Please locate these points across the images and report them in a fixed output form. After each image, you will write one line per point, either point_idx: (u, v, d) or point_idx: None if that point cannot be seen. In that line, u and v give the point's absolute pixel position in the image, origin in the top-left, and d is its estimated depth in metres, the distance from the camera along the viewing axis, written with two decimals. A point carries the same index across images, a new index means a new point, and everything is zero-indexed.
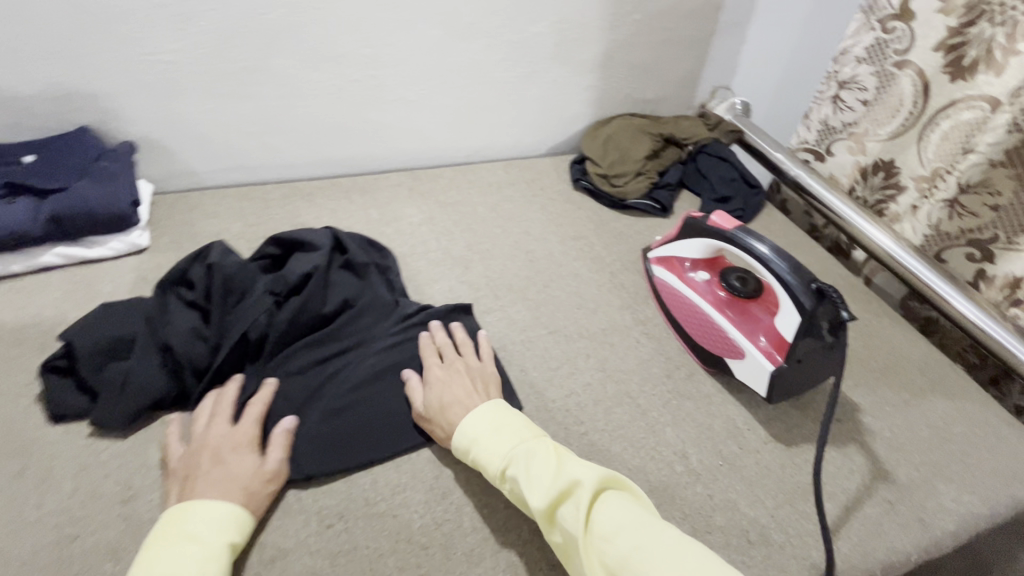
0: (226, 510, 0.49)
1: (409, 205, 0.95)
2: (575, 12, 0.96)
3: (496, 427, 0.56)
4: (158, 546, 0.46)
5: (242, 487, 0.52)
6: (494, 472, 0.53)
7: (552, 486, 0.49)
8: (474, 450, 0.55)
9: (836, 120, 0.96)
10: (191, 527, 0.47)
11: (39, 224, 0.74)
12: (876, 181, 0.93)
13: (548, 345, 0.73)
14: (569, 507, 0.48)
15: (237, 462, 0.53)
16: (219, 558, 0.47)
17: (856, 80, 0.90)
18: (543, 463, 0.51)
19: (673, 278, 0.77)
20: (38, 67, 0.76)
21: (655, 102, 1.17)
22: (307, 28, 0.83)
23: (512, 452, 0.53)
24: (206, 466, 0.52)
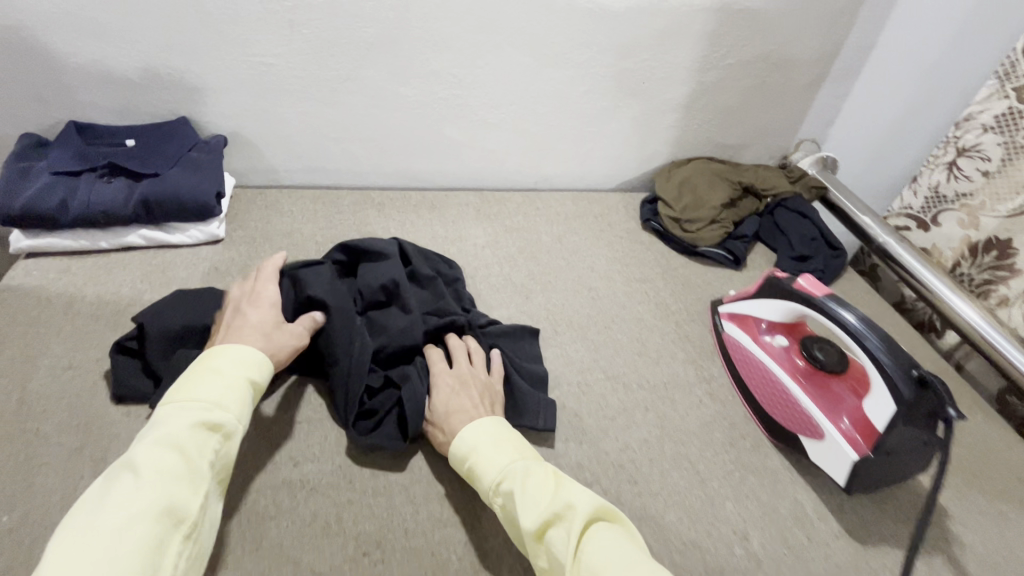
0: (249, 353, 0.55)
1: (474, 225, 0.95)
2: (667, 51, 0.94)
3: (492, 443, 0.55)
4: (190, 376, 0.52)
5: (261, 336, 0.58)
6: (488, 486, 0.52)
7: (547, 508, 0.48)
8: (471, 460, 0.54)
9: (948, 189, 0.90)
10: (215, 363, 0.53)
11: (130, 206, 0.77)
12: (986, 261, 0.87)
13: (605, 392, 0.70)
14: (559, 532, 0.47)
15: (258, 315, 0.61)
16: (238, 390, 0.53)
17: (979, 149, 0.84)
18: (540, 485, 0.50)
19: (746, 339, 0.72)
20: (152, 57, 0.80)
21: (737, 148, 1.13)
22: (403, 44, 0.84)
23: (509, 467, 0.52)
24: (231, 317, 0.60)
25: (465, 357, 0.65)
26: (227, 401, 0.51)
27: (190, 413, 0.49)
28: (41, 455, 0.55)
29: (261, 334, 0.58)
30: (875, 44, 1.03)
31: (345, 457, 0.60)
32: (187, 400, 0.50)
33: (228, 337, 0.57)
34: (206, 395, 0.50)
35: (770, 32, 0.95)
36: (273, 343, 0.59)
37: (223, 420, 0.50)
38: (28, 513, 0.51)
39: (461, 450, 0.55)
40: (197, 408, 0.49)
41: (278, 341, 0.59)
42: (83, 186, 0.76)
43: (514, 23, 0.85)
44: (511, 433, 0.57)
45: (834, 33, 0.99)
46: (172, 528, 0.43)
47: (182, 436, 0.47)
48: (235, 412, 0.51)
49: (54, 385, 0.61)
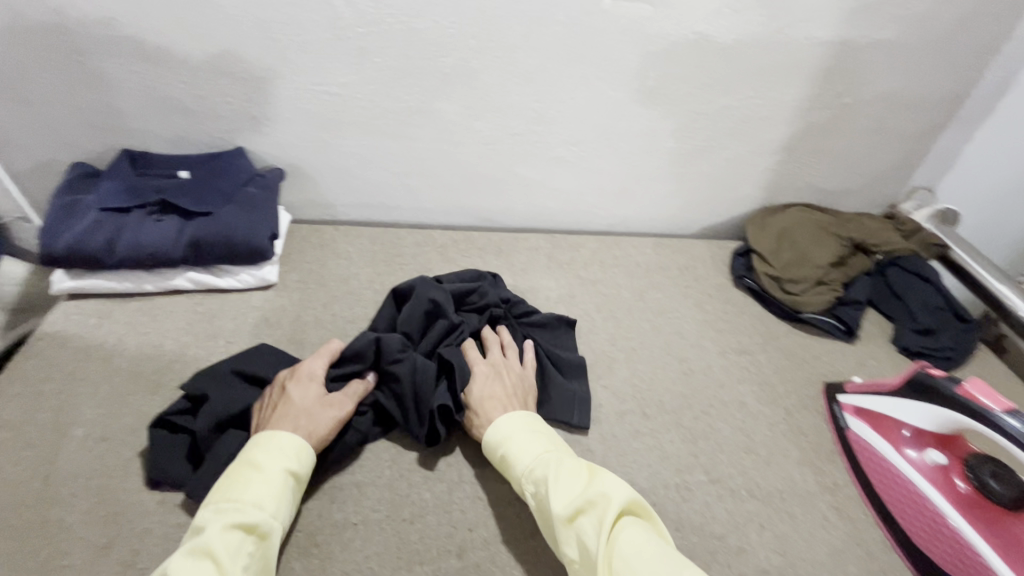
0: (286, 439, 0.50)
1: (547, 276, 0.84)
2: (775, 87, 0.82)
3: (525, 433, 0.54)
4: (227, 473, 0.48)
5: (297, 416, 0.53)
6: (520, 473, 0.52)
7: (578, 495, 0.47)
8: (505, 448, 0.54)
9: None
10: (253, 455, 0.49)
11: (179, 248, 0.71)
12: None
13: (710, 500, 0.59)
14: (588, 520, 0.45)
15: (301, 392, 0.55)
16: (276, 483, 0.48)
17: None
18: (572, 472, 0.49)
19: (885, 445, 0.61)
20: (210, 85, 0.74)
21: (839, 195, 1.00)
22: (480, 75, 0.76)
23: (543, 455, 0.51)
24: (274, 399, 0.55)
25: (498, 348, 0.65)
26: (264, 498, 0.46)
27: (222, 515, 0.44)
28: (65, 556, 0.48)
29: (297, 412, 0.53)
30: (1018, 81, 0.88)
31: (408, 573, 0.51)
32: (220, 499, 0.45)
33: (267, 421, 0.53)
34: (241, 494, 0.46)
35: (896, 68, 0.83)
36: (311, 421, 0.53)
37: (258, 520, 0.45)
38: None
39: (496, 437, 0.55)
40: (231, 510, 0.44)
41: (318, 417, 0.54)
42: (132, 224, 0.70)
43: (607, 55, 0.75)
44: (545, 429, 0.56)
45: (970, 71, 0.85)
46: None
47: (213, 545, 0.42)
48: (272, 509, 0.46)
49: (85, 462, 0.54)
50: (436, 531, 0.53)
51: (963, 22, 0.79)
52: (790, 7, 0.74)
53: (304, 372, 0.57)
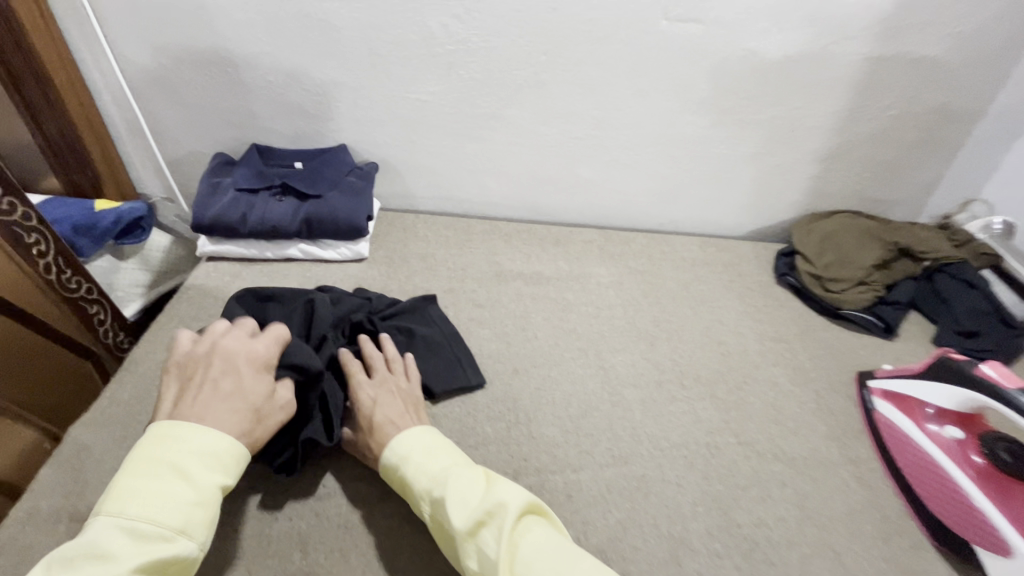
0: (226, 451, 0.47)
1: (599, 264, 0.94)
2: (819, 99, 0.89)
3: (422, 449, 0.55)
4: (140, 482, 0.43)
5: (246, 413, 0.50)
6: (420, 492, 0.52)
7: (477, 508, 0.48)
8: (403, 467, 0.54)
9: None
10: (182, 464, 0.45)
11: (294, 223, 0.86)
12: None
13: (737, 458, 0.66)
14: (490, 533, 0.47)
15: (251, 380, 0.53)
16: (207, 505, 0.45)
17: None
18: (469, 484, 0.51)
19: (907, 422, 0.65)
20: (326, 93, 0.90)
21: (889, 204, 1.03)
22: (549, 86, 0.87)
23: (441, 471, 0.52)
24: (218, 374, 0.51)
25: (383, 364, 0.66)
26: (194, 524, 0.43)
27: (145, 544, 0.41)
28: None
29: (243, 408, 0.50)
30: None
31: None
32: (140, 523, 0.41)
33: (207, 403, 0.49)
34: (169, 516, 0.42)
35: (944, 82, 0.87)
36: (262, 425, 0.52)
37: (185, 552, 0.42)
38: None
39: (391, 456, 0.55)
40: (154, 537, 0.41)
41: (267, 420, 0.52)
42: (259, 203, 0.87)
43: (662, 69, 0.85)
44: (444, 441, 0.57)
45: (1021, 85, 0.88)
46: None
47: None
48: (199, 536, 0.44)
49: None
50: (495, 457, 0.64)
51: (1012, 38, 0.83)
52: (833, 27, 0.81)
53: (257, 361, 0.54)
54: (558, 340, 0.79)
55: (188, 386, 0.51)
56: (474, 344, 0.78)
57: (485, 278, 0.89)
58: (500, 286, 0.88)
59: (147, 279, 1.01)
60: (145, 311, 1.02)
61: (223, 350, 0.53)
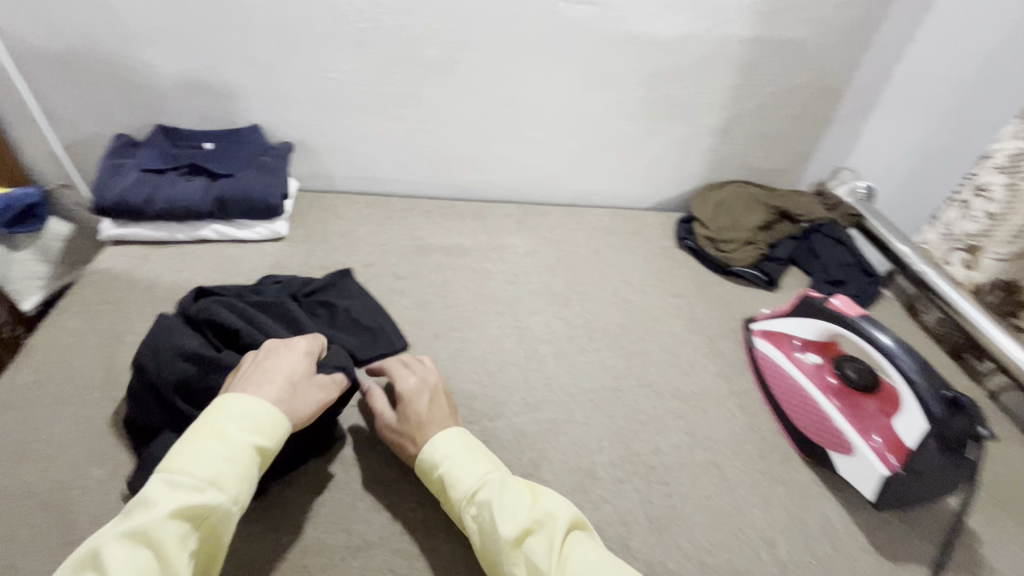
0: (261, 412, 0.49)
1: (516, 236, 0.99)
2: (708, 77, 0.98)
3: (462, 450, 0.56)
4: (184, 440, 0.46)
5: (285, 389, 0.52)
6: (459, 493, 0.53)
7: (526, 517, 0.50)
8: (444, 468, 0.54)
9: (959, 228, 0.89)
10: (215, 425, 0.47)
11: (206, 203, 0.85)
12: (993, 299, 0.88)
13: (638, 398, 0.73)
14: (539, 541, 0.48)
15: (292, 361, 0.56)
16: (240, 462, 0.46)
17: (987, 186, 0.84)
18: (517, 493, 0.52)
19: (778, 354, 0.75)
20: (233, 71, 0.89)
21: (774, 174, 1.15)
22: (460, 64, 0.91)
23: (486, 477, 0.53)
24: (262, 357, 0.56)
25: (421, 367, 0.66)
26: (225, 477, 0.45)
27: (179, 492, 0.43)
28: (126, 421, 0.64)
29: (283, 385, 0.53)
30: (895, 73, 1.02)
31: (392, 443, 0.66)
32: (177, 474, 0.44)
33: (252, 380, 0.52)
34: (201, 469, 0.44)
35: (811, 62, 0.98)
36: (298, 398, 0.53)
37: (213, 503, 0.44)
38: (122, 477, 0.59)
39: (429, 456, 0.56)
40: (187, 487, 0.43)
41: (306, 396, 0.54)
42: (167, 183, 0.85)
43: (564, 48, 0.91)
44: (483, 447, 0.58)
45: (873, 66, 1.00)
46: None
47: (158, 527, 0.41)
48: (232, 491, 0.45)
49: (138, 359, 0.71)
50: None
51: (863, 23, 0.95)
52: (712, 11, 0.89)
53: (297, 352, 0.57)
54: (477, 306, 0.84)
55: (237, 371, 0.55)
56: (396, 313, 0.81)
57: (406, 252, 0.92)
58: (420, 259, 0.91)
59: (46, 270, 0.96)
60: (46, 304, 0.97)
61: (270, 343, 0.58)
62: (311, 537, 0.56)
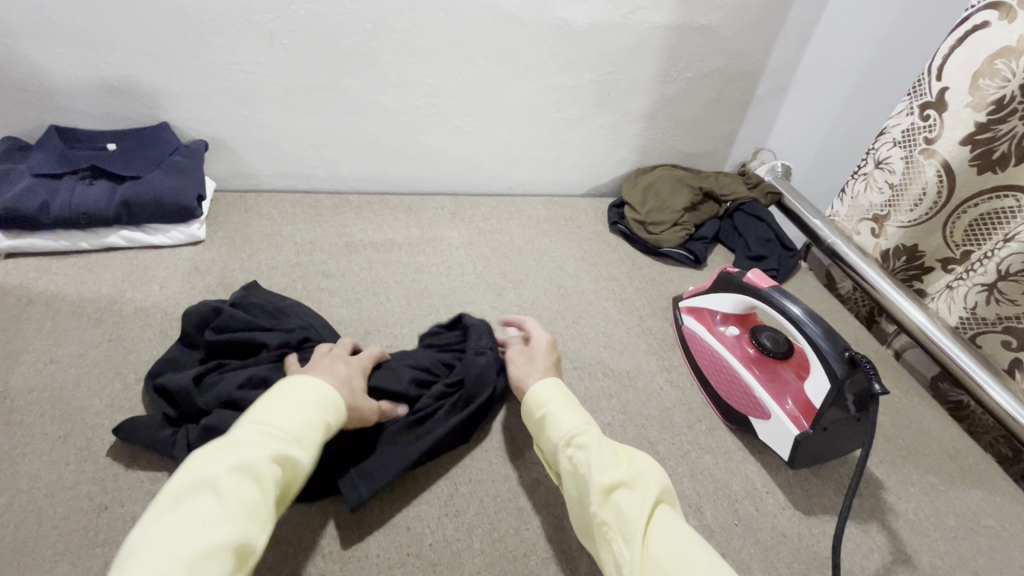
0: (334, 397, 0.54)
1: (450, 228, 0.98)
2: (632, 63, 0.99)
3: (569, 403, 0.59)
4: (270, 402, 0.51)
5: (341, 384, 0.57)
6: (557, 435, 0.56)
7: (621, 470, 0.52)
8: (547, 410, 0.58)
9: (865, 199, 0.95)
10: (300, 393, 0.52)
11: (112, 208, 0.80)
12: (898, 265, 0.93)
13: (572, 380, 0.75)
14: (631, 494, 0.50)
15: (350, 371, 0.60)
16: (319, 428, 0.51)
17: (888, 162, 0.89)
18: (613, 449, 0.54)
19: (703, 330, 0.77)
20: (133, 64, 0.82)
21: (699, 156, 1.19)
22: (380, 54, 0.88)
23: (584, 426, 0.56)
24: (326, 363, 0.59)
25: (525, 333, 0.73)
26: (308, 438, 0.50)
27: (273, 441, 0.47)
28: (26, 445, 0.60)
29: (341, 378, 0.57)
30: (805, 57, 1.06)
31: None
32: (269, 427, 0.48)
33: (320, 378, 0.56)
34: (290, 427, 0.49)
35: (726, 47, 1.01)
36: (356, 404, 0.57)
37: (299, 457, 0.48)
38: (21, 507, 0.55)
39: (539, 398, 0.59)
40: (281, 439, 0.48)
41: (361, 403, 0.58)
42: (65, 188, 0.79)
43: (483, 37, 0.90)
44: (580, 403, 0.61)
45: (784, 51, 1.05)
46: (236, 569, 0.40)
47: (263, 466, 0.45)
48: (311, 451, 0.50)
49: (37, 379, 0.66)
50: None
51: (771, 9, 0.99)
52: None
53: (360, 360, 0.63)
54: (411, 301, 0.83)
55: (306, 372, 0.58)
56: (326, 314, 0.80)
57: (336, 250, 0.90)
58: (350, 256, 0.89)
59: None
60: None
61: (331, 354, 0.62)
62: None
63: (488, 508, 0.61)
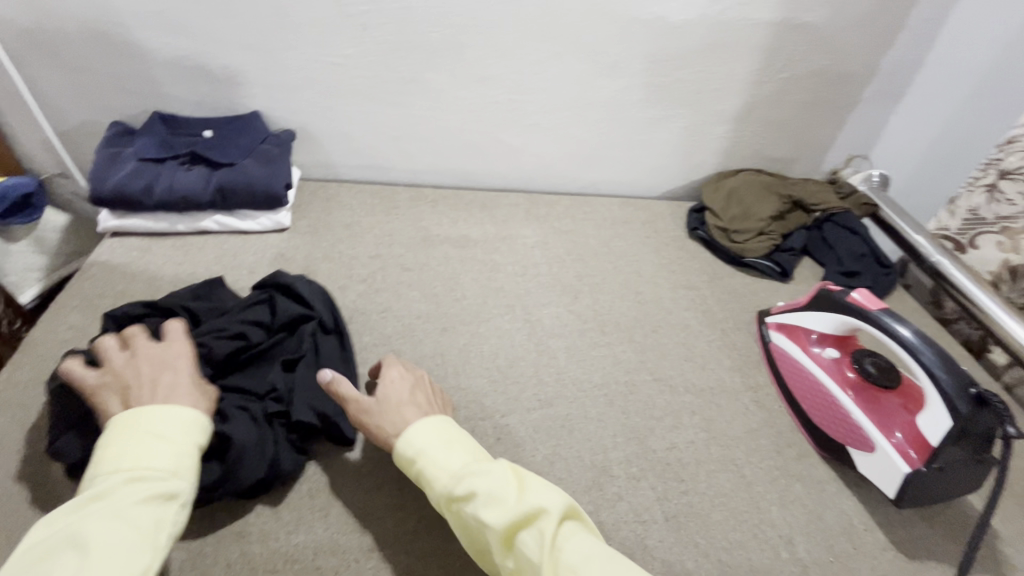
0: (192, 415, 0.49)
1: (524, 226, 0.96)
2: (725, 61, 0.94)
3: (442, 445, 0.51)
4: (125, 441, 0.46)
5: (196, 393, 0.52)
6: (439, 490, 0.48)
7: (513, 508, 0.45)
8: (419, 463, 0.50)
9: (989, 212, 0.86)
10: (156, 425, 0.47)
11: (207, 193, 0.83)
12: None
13: (652, 393, 0.72)
14: (531, 534, 0.44)
15: (182, 368, 0.53)
16: (191, 455, 0.48)
17: (1020, 172, 0.81)
18: (499, 482, 0.47)
19: (796, 349, 0.72)
20: (231, 53, 0.85)
21: (787, 161, 1.12)
22: (467, 48, 0.88)
23: (461, 470, 0.48)
24: (150, 372, 0.52)
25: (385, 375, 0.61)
26: (182, 467, 0.46)
27: (140, 484, 0.43)
28: None
29: (186, 384, 0.52)
30: (925, 59, 0.99)
31: None
32: (133, 468, 0.44)
33: (151, 393, 0.50)
34: (159, 462, 0.45)
35: (829, 47, 0.95)
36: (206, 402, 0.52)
37: (180, 489, 0.45)
38: None
39: (411, 450, 0.51)
40: (150, 479, 0.44)
41: (208, 398, 0.53)
42: (166, 172, 0.83)
43: (573, 33, 0.87)
44: (458, 432, 0.53)
45: (899, 51, 0.98)
46: None
47: (132, 514, 0.42)
48: (191, 479, 0.47)
49: None
50: None
51: (885, 6, 0.91)
52: None
53: (180, 350, 0.55)
54: (486, 299, 0.82)
55: (124, 391, 0.51)
56: (404, 307, 0.80)
57: (413, 243, 0.90)
58: (428, 250, 0.89)
59: (43, 262, 0.95)
60: (45, 296, 0.96)
61: (143, 355, 0.54)
62: (322, 542, 0.55)
63: None
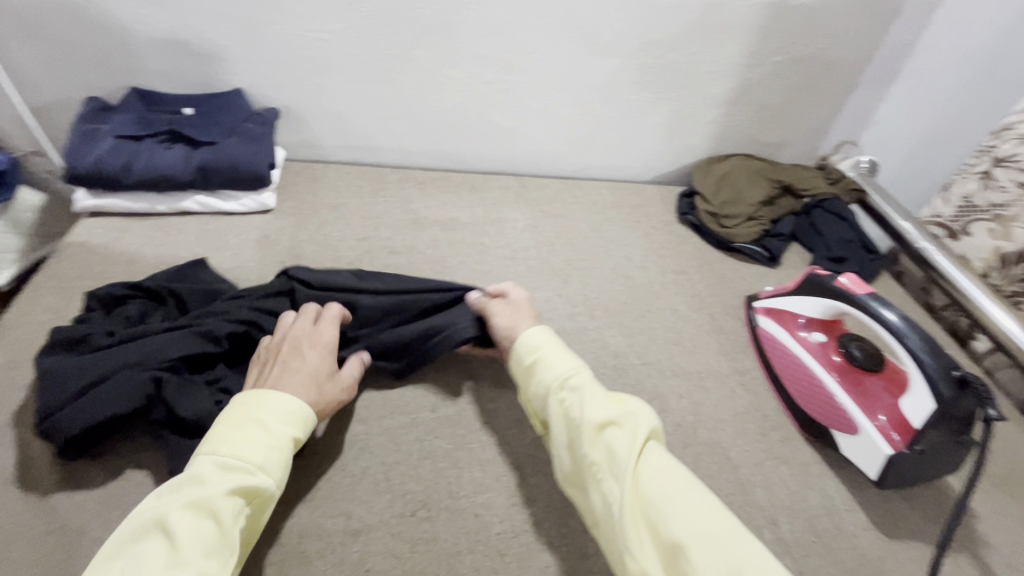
0: (297, 407, 0.52)
1: (514, 209, 0.95)
2: (718, 44, 0.93)
3: (561, 349, 0.59)
4: (228, 427, 0.49)
5: (314, 386, 0.55)
6: (550, 379, 0.56)
7: (614, 410, 0.52)
8: (538, 356, 0.58)
9: (981, 199, 0.87)
10: (259, 415, 0.50)
11: (188, 172, 0.80)
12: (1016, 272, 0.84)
13: (640, 376, 0.72)
14: (620, 433, 0.51)
15: (315, 359, 0.57)
16: (282, 450, 0.49)
17: (1015, 159, 0.82)
18: (604, 392, 0.55)
19: (782, 333, 0.73)
20: (210, 26, 0.82)
21: (778, 146, 1.12)
22: (458, 26, 0.85)
23: (577, 371, 0.56)
24: (288, 355, 0.57)
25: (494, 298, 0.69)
26: (271, 462, 0.48)
27: (229, 474, 0.46)
28: None
29: (309, 376, 0.55)
30: (918, 45, 0.98)
31: (389, 420, 0.64)
32: (227, 457, 0.47)
33: (278, 376, 0.54)
34: (250, 454, 0.48)
35: (824, 30, 0.94)
36: (320, 397, 0.56)
37: (262, 485, 0.47)
38: (108, 461, 0.57)
39: (531, 345, 0.59)
40: (239, 470, 0.47)
41: (326, 395, 0.56)
42: (146, 150, 0.80)
43: (565, 12, 0.86)
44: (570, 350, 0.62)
45: (899, 35, 0.97)
46: None
47: (217, 503, 0.44)
48: (276, 475, 0.48)
49: None
50: (415, 395, 0.67)
51: None
52: None
53: (324, 338, 0.60)
54: (474, 283, 0.82)
55: (267, 364, 0.57)
56: None
57: (401, 226, 0.89)
58: (416, 233, 0.88)
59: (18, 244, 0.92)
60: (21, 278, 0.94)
61: (293, 335, 0.59)
62: (308, 526, 0.55)
63: (560, 503, 0.59)
